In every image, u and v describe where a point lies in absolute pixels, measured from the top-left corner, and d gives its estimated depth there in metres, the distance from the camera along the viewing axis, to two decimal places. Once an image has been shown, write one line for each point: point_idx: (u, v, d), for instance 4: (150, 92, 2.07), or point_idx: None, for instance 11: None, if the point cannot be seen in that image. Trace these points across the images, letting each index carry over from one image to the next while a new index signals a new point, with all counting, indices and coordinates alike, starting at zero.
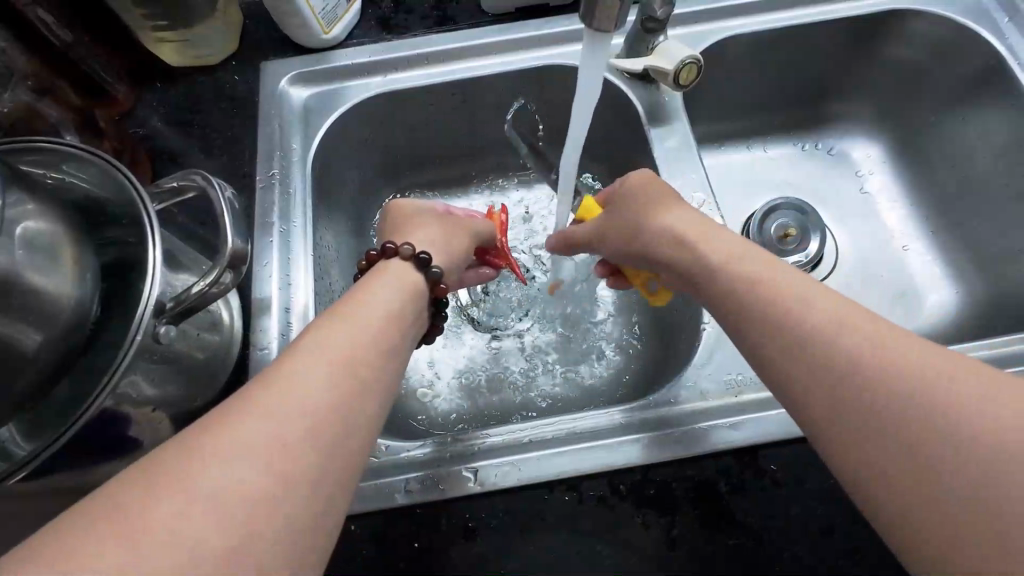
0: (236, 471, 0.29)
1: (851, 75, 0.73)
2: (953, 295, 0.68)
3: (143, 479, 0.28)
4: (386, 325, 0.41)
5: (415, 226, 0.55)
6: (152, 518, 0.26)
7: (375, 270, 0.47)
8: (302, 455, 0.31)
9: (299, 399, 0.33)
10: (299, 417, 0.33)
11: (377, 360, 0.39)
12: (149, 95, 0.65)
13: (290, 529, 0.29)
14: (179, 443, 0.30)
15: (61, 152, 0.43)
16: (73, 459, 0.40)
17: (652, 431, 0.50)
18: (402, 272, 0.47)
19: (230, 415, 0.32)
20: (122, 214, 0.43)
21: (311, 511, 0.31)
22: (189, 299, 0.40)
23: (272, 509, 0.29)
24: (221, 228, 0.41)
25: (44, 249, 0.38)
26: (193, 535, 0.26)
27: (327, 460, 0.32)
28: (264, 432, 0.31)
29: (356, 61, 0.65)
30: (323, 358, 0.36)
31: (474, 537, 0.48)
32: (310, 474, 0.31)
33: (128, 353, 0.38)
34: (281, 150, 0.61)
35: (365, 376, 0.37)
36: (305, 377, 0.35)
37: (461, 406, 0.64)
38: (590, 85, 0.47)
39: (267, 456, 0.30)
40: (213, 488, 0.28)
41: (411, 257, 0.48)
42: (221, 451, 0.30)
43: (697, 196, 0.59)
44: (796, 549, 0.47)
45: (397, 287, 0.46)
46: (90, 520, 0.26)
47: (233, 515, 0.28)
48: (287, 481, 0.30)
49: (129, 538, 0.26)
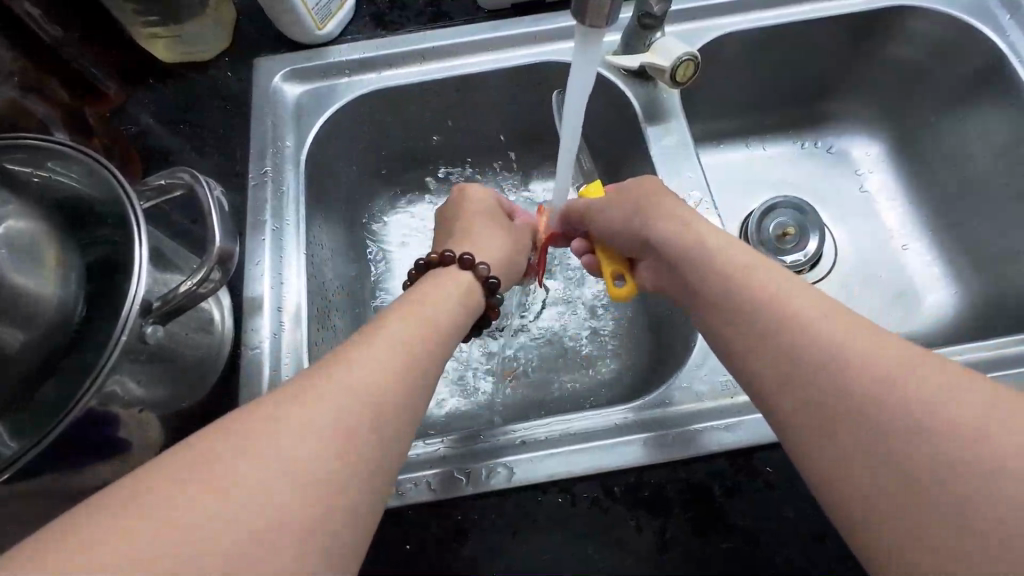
0: (258, 481, 0.29)
1: (851, 73, 0.72)
2: (951, 295, 0.68)
3: (153, 478, 0.28)
4: (426, 336, 0.41)
5: (485, 233, 0.56)
6: (164, 521, 0.26)
7: (446, 274, 0.49)
8: (326, 470, 0.31)
9: (330, 409, 0.33)
10: (328, 427, 0.32)
11: (413, 372, 0.38)
12: (138, 92, 0.64)
13: (310, 545, 0.29)
14: (201, 445, 0.30)
15: (51, 151, 0.42)
16: (61, 459, 0.39)
17: (650, 432, 0.49)
18: (470, 287, 0.49)
19: (259, 415, 0.32)
20: (109, 213, 0.42)
21: (333, 528, 0.30)
22: (176, 299, 0.39)
23: (290, 523, 0.28)
24: (209, 226, 0.41)
25: (26, 251, 0.40)
26: (198, 533, 0.26)
27: (353, 474, 0.32)
28: (291, 442, 0.31)
29: (348, 59, 0.64)
30: (361, 368, 0.36)
31: (465, 539, 0.48)
32: (333, 488, 0.30)
33: (112, 353, 0.37)
34: (273, 147, 0.60)
35: (401, 390, 0.37)
36: (340, 384, 0.34)
37: (471, 412, 0.63)
38: (583, 83, 0.46)
39: (291, 467, 0.30)
40: (227, 491, 0.28)
41: (483, 279, 0.50)
42: (242, 451, 0.29)
43: (694, 196, 0.58)
44: (788, 552, 0.47)
45: (459, 301, 0.47)
46: (100, 517, 0.26)
47: (249, 527, 0.27)
48: (310, 495, 0.29)
49: (129, 535, 0.25)
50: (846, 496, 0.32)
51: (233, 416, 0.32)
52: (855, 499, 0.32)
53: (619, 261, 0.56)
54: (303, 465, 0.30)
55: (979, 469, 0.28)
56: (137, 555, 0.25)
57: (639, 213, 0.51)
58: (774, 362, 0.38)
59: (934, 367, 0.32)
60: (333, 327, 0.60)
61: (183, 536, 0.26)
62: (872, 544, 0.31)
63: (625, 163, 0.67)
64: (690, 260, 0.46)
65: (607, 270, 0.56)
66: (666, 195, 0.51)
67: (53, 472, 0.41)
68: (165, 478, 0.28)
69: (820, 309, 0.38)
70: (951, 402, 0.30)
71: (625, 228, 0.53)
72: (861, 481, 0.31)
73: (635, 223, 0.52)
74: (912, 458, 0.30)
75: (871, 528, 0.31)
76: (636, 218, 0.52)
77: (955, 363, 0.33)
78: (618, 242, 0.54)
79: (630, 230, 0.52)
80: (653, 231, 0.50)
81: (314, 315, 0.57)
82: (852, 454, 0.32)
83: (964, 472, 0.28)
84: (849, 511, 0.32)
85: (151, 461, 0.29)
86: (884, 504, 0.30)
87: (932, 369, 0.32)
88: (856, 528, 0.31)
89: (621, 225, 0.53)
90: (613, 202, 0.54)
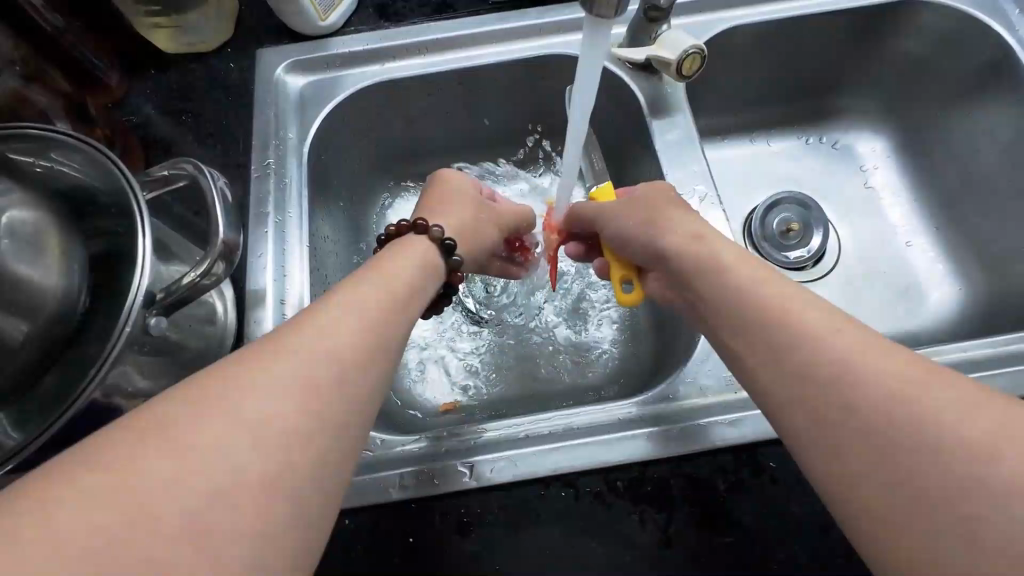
0: (250, 437, 0.29)
1: (857, 69, 0.72)
2: (953, 293, 0.68)
3: (138, 439, 0.27)
4: (398, 297, 0.42)
5: (445, 205, 0.55)
6: (162, 485, 0.26)
7: (403, 242, 0.49)
8: (314, 423, 0.31)
9: (310, 364, 0.33)
10: (312, 389, 0.32)
11: (384, 326, 0.39)
12: (141, 83, 0.64)
13: (301, 495, 0.30)
14: (182, 402, 0.29)
15: (50, 140, 0.41)
16: (58, 453, 0.39)
17: (652, 427, 0.49)
18: (426, 252, 0.49)
19: (241, 373, 0.31)
20: (110, 204, 0.42)
21: (320, 478, 0.31)
22: (180, 291, 0.39)
23: (284, 477, 0.29)
24: (213, 219, 0.41)
25: (28, 241, 0.39)
26: (196, 496, 0.26)
27: (337, 426, 0.33)
28: (278, 397, 0.31)
29: (351, 50, 0.64)
30: (338, 329, 0.36)
31: (469, 534, 0.47)
32: (321, 442, 0.32)
33: (116, 344, 0.37)
34: (276, 138, 0.60)
35: (376, 346, 0.37)
36: (319, 340, 0.35)
37: (468, 403, 0.63)
38: (591, 77, 0.46)
39: (284, 429, 0.30)
40: (219, 453, 0.28)
41: (438, 241, 0.49)
42: (229, 413, 0.29)
43: (698, 189, 0.58)
44: (791, 549, 0.47)
45: (420, 265, 0.47)
46: (89, 480, 0.25)
47: (247, 485, 0.28)
48: (300, 449, 0.30)
49: (126, 500, 0.25)
50: (845, 497, 0.32)
51: (214, 374, 0.31)
52: (857, 500, 0.32)
53: (626, 266, 0.55)
54: (292, 427, 0.31)
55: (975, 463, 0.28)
56: (138, 523, 0.25)
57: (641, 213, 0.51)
58: (775, 360, 0.37)
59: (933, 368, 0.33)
60: None
61: (185, 501, 0.26)
62: (874, 538, 0.31)
63: (629, 158, 0.67)
64: (691, 258, 0.46)
65: (614, 276, 0.56)
66: (676, 210, 0.50)
67: None
68: (156, 438, 0.27)
69: (821, 310, 0.38)
70: (952, 404, 0.30)
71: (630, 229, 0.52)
72: (864, 482, 0.31)
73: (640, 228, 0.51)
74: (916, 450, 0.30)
75: (870, 521, 0.31)
76: (636, 225, 0.52)
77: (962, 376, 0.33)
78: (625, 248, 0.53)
79: (639, 240, 0.51)
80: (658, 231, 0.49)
81: None
82: (854, 452, 0.32)
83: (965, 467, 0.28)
84: (849, 504, 0.32)
85: (131, 416, 0.29)
86: (887, 505, 0.30)
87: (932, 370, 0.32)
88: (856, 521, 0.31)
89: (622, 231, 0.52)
90: (621, 208, 0.53)
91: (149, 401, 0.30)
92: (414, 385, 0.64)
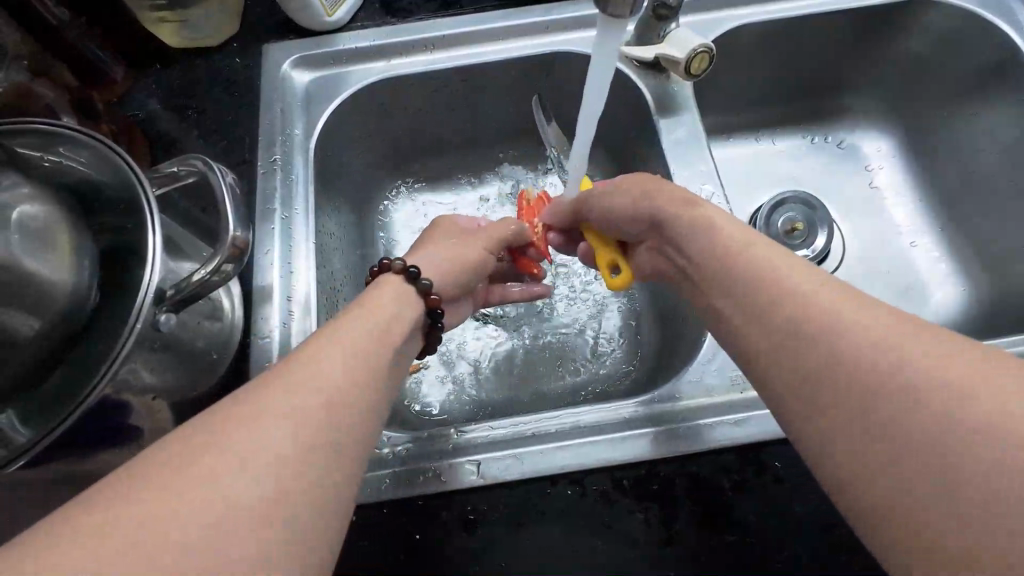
0: (266, 466, 0.29)
1: (863, 69, 0.72)
2: (956, 295, 0.68)
3: (161, 469, 0.28)
4: (388, 327, 0.42)
5: (424, 245, 0.54)
6: (196, 506, 0.26)
7: (383, 278, 0.47)
8: (330, 446, 0.32)
9: (324, 389, 0.34)
10: (317, 418, 0.32)
11: (382, 352, 0.40)
12: (144, 77, 0.64)
13: (319, 516, 0.30)
14: (195, 435, 0.30)
15: (58, 134, 0.41)
16: (66, 448, 0.39)
17: (659, 426, 0.49)
18: (398, 285, 0.47)
19: (249, 406, 0.31)
20: (120, 201, 0.42)
21: (335, 499, 0.32)
22: (189, 288, 0.39)
23: (304, 499, 0.30)
24: (223, 214, 0.40)
25: (36, 235, 0.38)
26: (218, 523, 0.26)
27: (349, 449, 0.34)
28: (297, 420, 0.32)
29: (357, 48, 0.63)
30: (336, 358, 0.36)
31: (473, 529, 0.48)
32: (336, 464, 0.32)
33: (126, 341, 0.37)
34: (282, 133, 0.60)
35: (381, 371, 0.38)
36: (330, 365, 0.35)
37: (472, 400, 0.64)
38: (602, 77, 0.46)
39: (291, 454, 0.30)
40: (236, 482, 0.28)
41: (403, 271, 0.47)
42: (243, 443, 0.29)
43: (705, 189, 0.58)
44: (795, 548, 0.47)
45: (407, 295, 0.47)
46: (130, 498, 0.26)
47: (270, 506, 0.28)
48: (318, 471, 0.31)
49: (155, 528, 0.25)
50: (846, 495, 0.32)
51: (221, 409, 0.31)
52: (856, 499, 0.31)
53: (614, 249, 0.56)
54: (300, 451, 0.31)
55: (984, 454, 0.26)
56: (167, 549, 0.25)
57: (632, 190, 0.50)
58: None
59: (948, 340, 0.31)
60: None
61: (207, 527, 0.26)
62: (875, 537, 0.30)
63: (636, 158, 0.67)
64: (686, 228, 0.45)
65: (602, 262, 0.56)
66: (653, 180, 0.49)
67: (60, 459, 0.41)
68: (179, 467, 0.28)
69: None
70: None
71: (624, 212, 0.50)
72: None
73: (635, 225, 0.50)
74: (922, 439, 0.28)
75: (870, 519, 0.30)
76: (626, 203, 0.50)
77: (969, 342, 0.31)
78: (604, 225, 0.54)
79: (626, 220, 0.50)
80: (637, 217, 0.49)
81: (322, 304, 0.57)
82: None
83: (970, 455, 0.26)
84: (849, 501, 0.31)
85: (166, 440, 0.30)
86: None
87: (947, 342, 0.31)
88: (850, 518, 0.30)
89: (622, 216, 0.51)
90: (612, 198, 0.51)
91: (168, 435, 0.30)
92: (419, 381, 0.64)
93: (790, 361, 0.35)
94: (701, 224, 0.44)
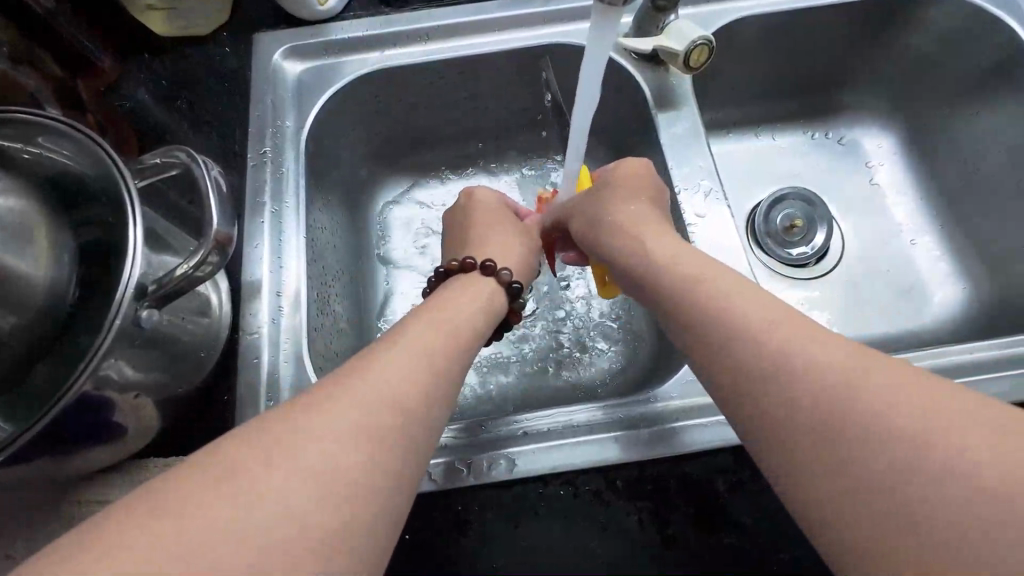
0: (297, 481, 0.28)
1: (865, 64, 0.70)
2: (957, 295, 0.67)
3: (178, 485, 0.27)
4: (451, 338, 0.41)
5: (502, 240, 0.57)
6: (200, 522, 0.26)
7: (469, 279, 0.50)
8: (374, 466, 0.31)
9: (369, 409, 0.33)
10: (363, 433, 0.31)
11: (440, 377, 0.38)
12: (132, 67, 0.62)
13: (346, 549, 0.28)
14: (229, 449, 0.29)
15: (41, 125, 0.40)
16: (50, 449, 0.38)
17: (649, 427, 0.48)
18: (492, 292, 0.49)
19: (291, 422, 0.31)
20: (100, 192, 0.41)
21: (367, 531, 0.29)
22: (172, 282, 0.38)
23: (329, 528, 0.28)
24: (206, 210, 0.40)
25: (15, 231, 0.38)
26: (231, 539, 0.25)
27: (397, 469, 0.32)
28: (335, 439, 0.30)
29: (350, 37, 0.62)
30: (394, 372, 0.36)
31: (465, 530, 0.47)
32: (372, 494, 0.30)
33: (105, 338, 0.36)
34: (272, 126, 0.59)
35: (439, 384, 0.38)
36: (388, 380, 0.35)
37: (467, 393, 0.63)
38: (596, 68, 0.45)
39: (325, 471, 0.29)
40: (255, 498, 0.27)
41: (506, 283, 0.50)
42: (273, 458, 0.29)
43: (704, 185, 0.57)
44: (795, 552, 0.47)
45: (478, 305, 0.47)
46: (128, 516, 0.25)
47: (285, 527, 0.27)
48: (350, 496, 0.29)
49: (162, 542, 0.25)
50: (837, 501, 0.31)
51: (261, 423, 0.31)
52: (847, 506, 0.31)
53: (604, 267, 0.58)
54: (338, 469, 0.29)
55: (971, 461, 0.26)
56: (169, 560, 0.24)
57: (604, 207, 0.54)
58: None
59: (926, 382, 0.31)
60: (331, 314, 0.59)
61: (215, 543, 0.25)
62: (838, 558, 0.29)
63: (634, 154, 0.66)
64: (649, 257, 0.47)
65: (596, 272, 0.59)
66: (625, 204, 0.53)
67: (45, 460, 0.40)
68: (194, 486, 0.27)
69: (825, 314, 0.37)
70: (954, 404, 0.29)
71: (613, 226, 0.52)
72: None
73: (617, 245, 0.51)
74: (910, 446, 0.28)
75: None
76: (612, 230, 0.52)
77: (951, 385, 0.31)
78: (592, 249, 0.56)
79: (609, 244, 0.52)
80: (619, 231, 0.51)
81: (314, 300, 0.56)
82: None
83: None
84: None
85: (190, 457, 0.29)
86: None
87: (926, 386, 0.30)
88: (833, 520, 0.29)
89: (613, 227, 0.52)
90: (611, 209, 0.53)
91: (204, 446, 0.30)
92: None
93: (787, 366, 0.34)
94: (665, 258, 0.46)
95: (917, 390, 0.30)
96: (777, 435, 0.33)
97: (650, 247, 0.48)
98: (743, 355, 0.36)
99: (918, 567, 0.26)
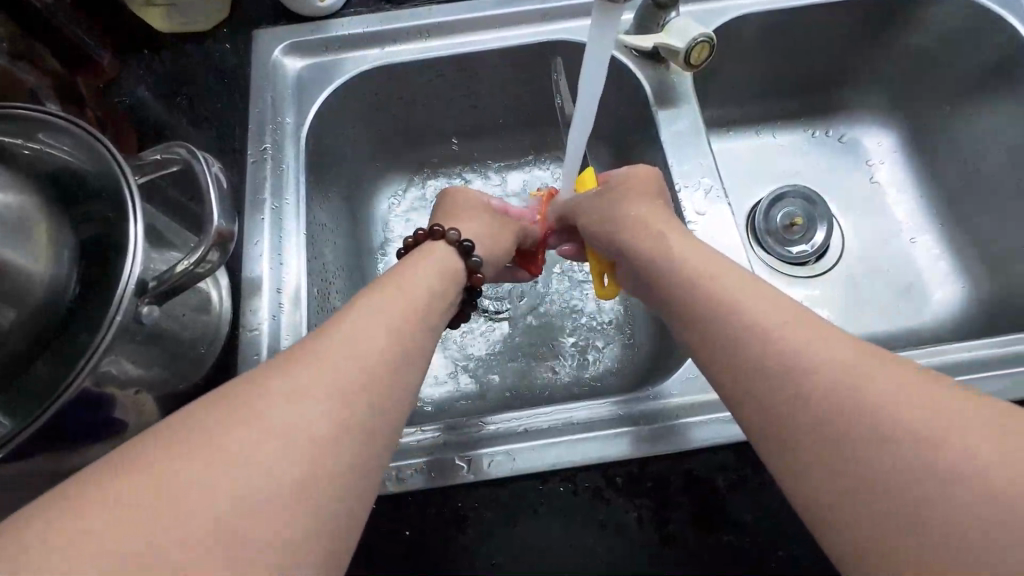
0: (275, 447, 0.30)
1: (865, 63, 0.70)
2: (957, 293, 0.67)
3: (160, 454, 0.28)
4: (416, 304, 0.42)
5: (463, 217, 0.57)
6: (188, 494, 0.27)
7: (431, 248, 0.49)
8: (346, 427, 0.32)
9: (343, 374, 0.34)
10: (333, 397, 0.33)
11: (406, 339, 0.39)
12: (132, 64, 0.62)
13: (328, 505, 0.30)
14: (206, 418, 0.30)
15: (45, 121, 0.41)
16: (50, 444, 0.39)
17: (648, 425, 0.48)
18: (445, 256, 0.49)
19: (265, 389, 0.32)
20: (100, 188, 0.41)
21: (345, 489, 0.31)
22: (172, 278, 0.39)
23: (310, 490, 0.30)
24: (206, 204, 0.39)
25: (14, 226, 0.38)
26: (218, 507, 0.27)
27: (369, 430, 0.34)
28: (307, 404, 0.32)
29: (351, 34, 0.62)
30: (361, 337, 0.37)
31: (464, 527, 0.47)
32: (347, 454, 0.32)
33: (105, 333, 0.36)
34: (271, 123, 0.58)
35: (408, 348, 0.39)
36: (355, 345, 0.36)
37: (468, 393, 0.63)
38: (597, 67, 0.45)
39: (301, 435, 0.31)
40: (238, 466, 0.28)
41: (456, 243, 0.50)
42: (250, 425, 0.30)
43: (704, 183, 0.57)
44: (791, 549, 0.47)
45: (439, 269, 0.47)
46: (122, 485, 0.26)
47: (268, 491, 0.28)
48: (326, 457, 0.31)
49: (150, 513, 0.26)
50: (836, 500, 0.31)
51: (234, 391, 0.32)
52: None
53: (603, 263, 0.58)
54: (313, 434, 0.31)
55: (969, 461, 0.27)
56: (161, 531, 0.25)
57: (607, 204, 0.54)
58: None
59: (925, 382, 0.31)
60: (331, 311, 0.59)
61: (203, 510, 0.26)
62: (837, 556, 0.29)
63: (635, 152, 0.66)
64: (649, 256, 0.47)
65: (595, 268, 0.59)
66: (634, 201, 0.52)
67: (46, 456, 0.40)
68: (178, 456, 0.28)
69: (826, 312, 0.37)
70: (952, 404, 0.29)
71: (621, 221, 0.52)
72: None
73: (622, 241, 0.51)
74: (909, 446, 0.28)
75: None
76: (615, 229, 0.52)
77: (951, 387, 0.31)
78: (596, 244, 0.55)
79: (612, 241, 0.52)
80: (622, 229, 0.51)
81: (314, 298, 0.56)
82: None
83: None
84: None
85: (173, 419, 0.31)
86: None
87: (925, 386, 0.30)
88: (833, 520, 0.29)
89: (614, 224, 0.52)
90: (615, 207, 0.53)
91: (179, 413, 0.31)
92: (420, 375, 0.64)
93: (787, 365, 0.34)
94: (666, 255, 0.46)
95: (917, 390, 0.30)
96: (776, 434, 0.33)
97: (649, 245, 0.48)
98: (743, 353, 0.36)
99: (918, 567, 0.26)
